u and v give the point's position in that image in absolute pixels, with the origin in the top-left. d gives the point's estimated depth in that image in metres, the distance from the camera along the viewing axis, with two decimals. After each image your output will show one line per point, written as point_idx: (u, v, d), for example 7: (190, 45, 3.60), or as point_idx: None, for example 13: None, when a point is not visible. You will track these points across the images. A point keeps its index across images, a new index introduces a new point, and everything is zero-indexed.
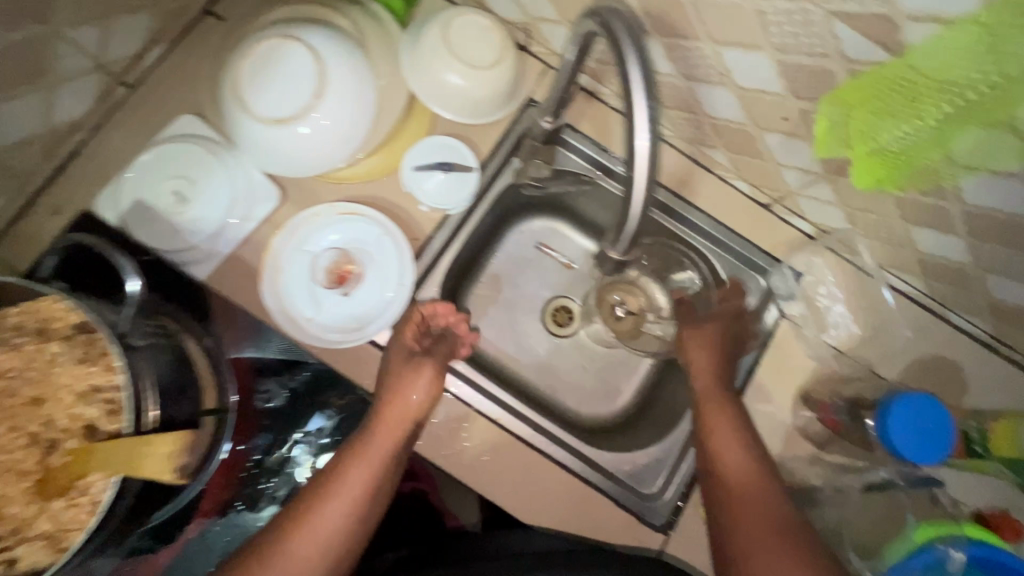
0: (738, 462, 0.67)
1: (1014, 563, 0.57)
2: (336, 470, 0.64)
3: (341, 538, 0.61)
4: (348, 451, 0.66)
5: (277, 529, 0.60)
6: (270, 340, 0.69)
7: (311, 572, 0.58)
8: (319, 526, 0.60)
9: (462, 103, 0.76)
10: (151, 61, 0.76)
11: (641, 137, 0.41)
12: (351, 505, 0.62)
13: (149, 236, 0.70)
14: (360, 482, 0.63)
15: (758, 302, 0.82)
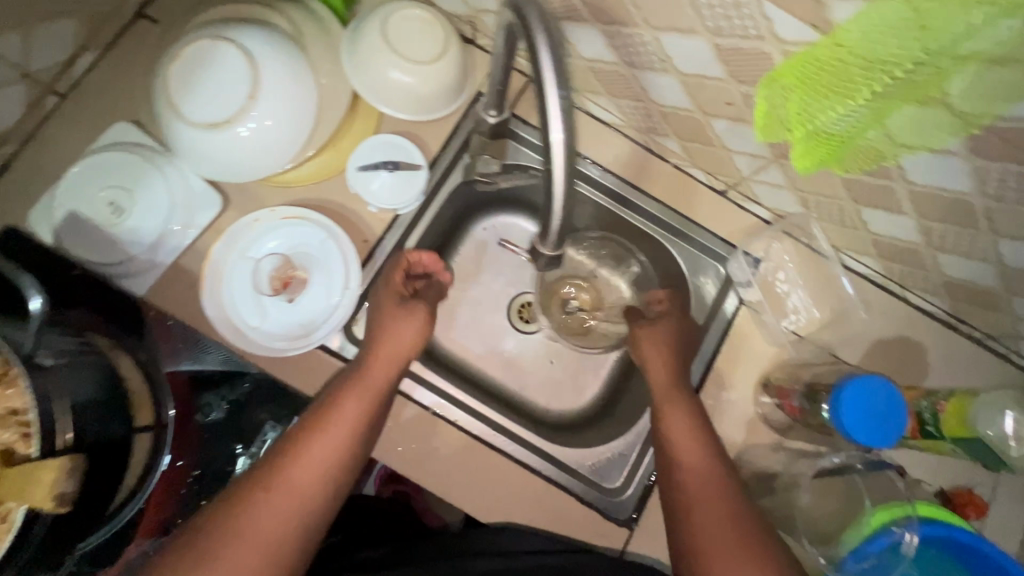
0: (697, 459, 0.67)
1: (968, 540, 0.59)
2: (330, 404, 0.62)
3: (339, 469, 0.60)
4: (341, 385, 0.64)
5: (271, 463, 0.58)
6: (208, 350, 0.67)
7: (309, 496, 0.57)
8: (316, 459, 0.59)
9: (406, 100, 0.74)
10: (82, 68, 0.73)
11: (556, 131, 0.41)
12: (348, 436, 0.61)
13: (85, 249, 0.67)
14: (356, 413, 0.62)
15: (720, 288, 0.82)
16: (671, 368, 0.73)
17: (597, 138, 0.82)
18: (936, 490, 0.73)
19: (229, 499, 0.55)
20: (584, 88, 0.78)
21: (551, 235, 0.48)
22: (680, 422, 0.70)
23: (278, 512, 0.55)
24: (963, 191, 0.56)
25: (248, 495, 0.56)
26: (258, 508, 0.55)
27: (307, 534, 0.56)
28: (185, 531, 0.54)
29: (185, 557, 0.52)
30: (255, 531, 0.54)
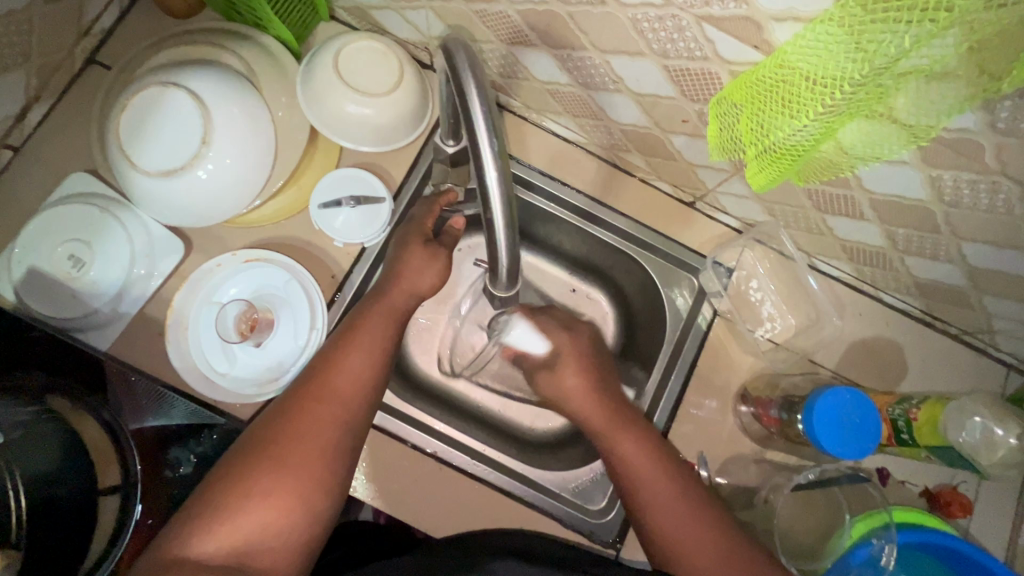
0: (680, 502, 0.64)
1: (948, 542, 0.61)
2: (357, 320, 0.65)
3: (376, 376, 0.63)
4: (365, 304, 0.67)
5: (316, 373, 0.61)
6: (173, 405, 0.63)
7: (351, 405, 0.60)
8: (353, 368, 0.62)
9: (365, 131, 0.73)
10: (35, 119, 0.72)
11: (491, 171, 0.41)
12: (380, 346, 0.64)
13: (47, 305, 0.66)
14: (383, 325, 0.65)
15: (693, 299, 0.81)
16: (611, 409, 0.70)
17: (561, 156, 0.82)
18: (922, 490, 0.72)
19: (282, 408, 0.59)
20: (544, 108, 0.78)
21: (502, 277, 0.48)
22: (639, 464, 0.66)
23: (329, 415, 0.59)
24: (921, 198, 0.56)
25: (298, 406, 0.59)
26: (312, 412, 0.58)
27: (357, 434, 0.60)
28: (243, 441, 0.57)
29: (251, 460, 0.55)
30: (311, 432, 0.57)
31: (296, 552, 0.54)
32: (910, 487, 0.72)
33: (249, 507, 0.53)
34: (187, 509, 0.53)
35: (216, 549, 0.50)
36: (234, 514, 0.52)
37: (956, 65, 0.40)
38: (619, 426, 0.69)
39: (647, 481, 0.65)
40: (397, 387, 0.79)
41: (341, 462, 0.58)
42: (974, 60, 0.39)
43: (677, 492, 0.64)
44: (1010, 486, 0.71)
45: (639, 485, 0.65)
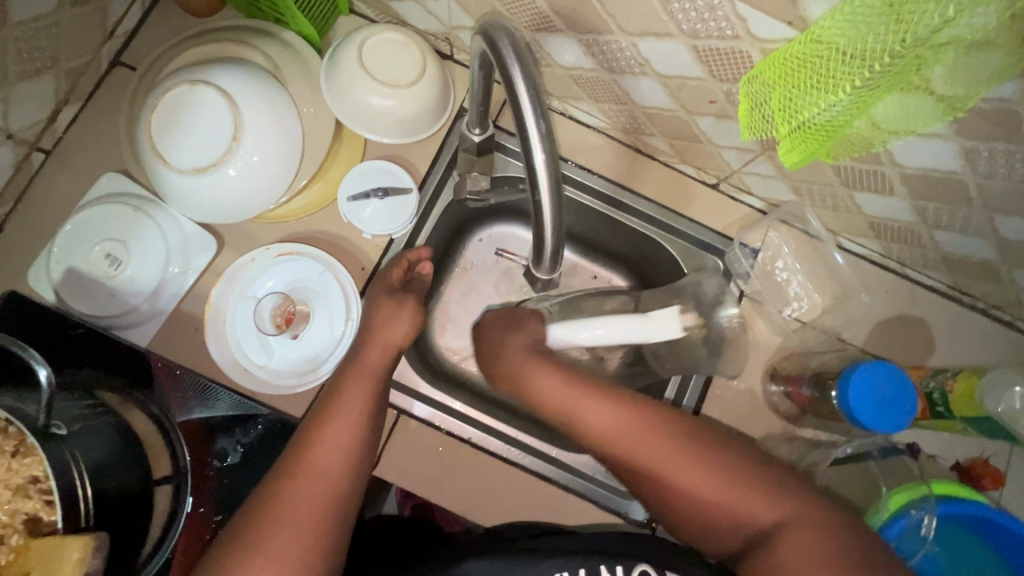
0: (627, 423, 0.63)
1: (983, 512, 0.64)
2: (336, 392, 0.63)
3: (358, 447, 0.61)
4: (341, 376, 0.64)
5: (292, 453, 0.59)
6: (217, 398, 0.68)
7: (332, 483, 0.58)
8: (330, 449, 0.59)
9: (390, 123, 0.74)
10: (65, 122, 0.73)
11: (538, 153, 0.42)
12: (359, 415, 0.62)
13: (88, 305, 0.68)
14: (363, 396, 0.63)
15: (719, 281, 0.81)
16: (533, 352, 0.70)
17: (583, 143, 0.82)
18: (952, 464, 0.73)
19: (260, 496, 0.57)
20: (566, 95, 0.78)
21: (545, 260, 0.50)
22: (573, 400, 0.65)
23: (310, 494, 0.57)
24: (955, 171, 0.56)
25: (277, 492, 0.57)
26: (291, 495, 0.56)
27: (340, 507, 0.58)
28: (227, 534, 0.56)
29: (231, 554, 0.53)
30: (287, 516, 0.55)
31: None
32: (940, 461, 0.73)
33: None
34: None
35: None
36: None
37: (997, 34, 0.40)
38: (538, 362, 0.69)
39: (585, 414, 0.65)
40: (428, 376, 0.81)
41: (325, 543, 0.55)
42: (1015, 29, 0.39)
43: (623, 415, 0.64)
44: None
45: (580, 424, 0.65)
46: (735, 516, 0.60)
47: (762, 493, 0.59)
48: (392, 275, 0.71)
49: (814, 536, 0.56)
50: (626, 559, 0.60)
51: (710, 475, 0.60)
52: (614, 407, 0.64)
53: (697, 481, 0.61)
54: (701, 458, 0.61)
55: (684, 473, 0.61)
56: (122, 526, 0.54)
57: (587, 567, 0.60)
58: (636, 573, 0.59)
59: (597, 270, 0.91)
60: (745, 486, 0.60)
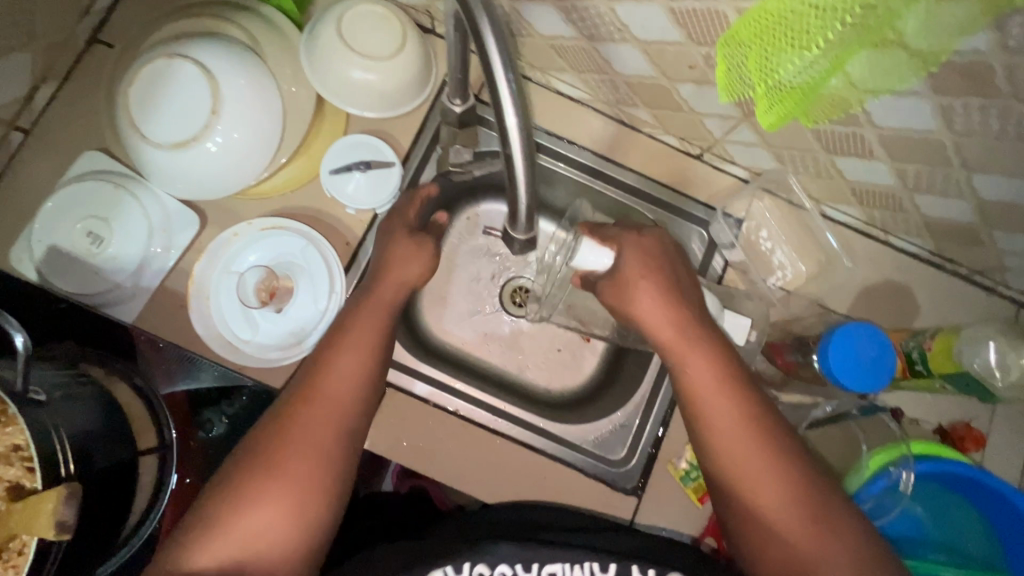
0: (749, 443, 0.59)
1: (969, 473, 0.65)
2: (346, 325, 0.63)
3: (367, 381, 0.61)
4: (354, 305, 0.65)
5: (305, 378, 0.60)
6: (201, 370, 0.69)
7: (345, 409, 0.59)
8: (337, 382, 0.59)
9: (372, 97, 0.73)
10: (43, 101, 0.72)
11: (510, 115, 0.42)
12: (368, 350, 0.62)
13: (71, 283, 0.68)
14: (370, 330, 0.63)
15: (704, 252, 0.83)
16: (685, 338, 0.63)
17: (566, 116, 0.82)
18: (936, 427, 0.74)
19: (276, 414, 0.58)
20: (548, 66, 0.78)
21: (521, 220, 0.50)
22: (710, 403, 0.61)
23: (323, 418, 0.58)
24: (932, 130, 0.56)
25: (292, 414, 0.58)
26: (303, 420, 0.57)
27: (349, 440, 0.59)
28: (241, 449, 0.58)
29: (247, 468, 0.55)
30: (298, 444, 0.56)
31: (296, 565, 0.54)
32: (923, 424, 0.74)
33: (247, 518, 0.53)
34: (194, 514, 0.55)
35: (215, 560, 0.52)
36: (236, 518, 0.53)
37: None
38: (692, 361, 0.62)
39: (714, 422, 0.60)
40: (416, 351, 0.81)
41: (336, 468, 0.57)
42: None
43: (748, 433, 0.59)
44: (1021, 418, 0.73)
45: (704, 420, 0.61)
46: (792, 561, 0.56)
47: (844, 553, 0.55)
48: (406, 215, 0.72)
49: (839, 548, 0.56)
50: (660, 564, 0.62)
51: (801, 521, 0.57)
52: (741, 419, 0.60)
53: (786, 522, 0.57)
54: (803, 496, 0.58)
55: (776, 508, 0.58)
56: (105, 496, 0.55)
57: (619, 564, 0.61)
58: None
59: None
60: (830, 541, 0.56)
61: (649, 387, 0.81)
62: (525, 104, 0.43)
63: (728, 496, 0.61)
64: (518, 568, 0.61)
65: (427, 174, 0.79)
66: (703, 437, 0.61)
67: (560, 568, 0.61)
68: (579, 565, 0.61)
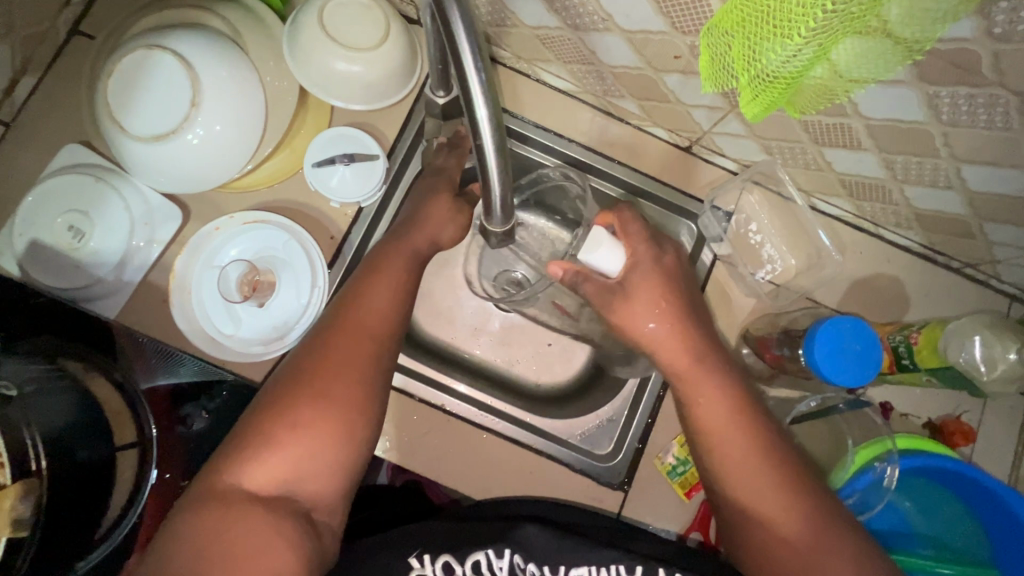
0: (748, 451, 0.60)
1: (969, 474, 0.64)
2: (377, 259, 0.65)
3: (402, 311, 0.62)
4: (387, 243, 0.66)
5: (341, 310, 0.61)
6: (181, 364, 0.68)
7: (384, 338, 0.60)
8: (373, 312, 0.61)
9: (355, 89, 0.72)
10: (23, 93, 0.71)
11: (481, 107, 0.41)
12: (402, 281, 0.63)
13: (52, 278, 0.67)
14: (401, 264, 0.64)
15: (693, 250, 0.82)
16: (686, 351, 0.64)
17: (554, 107, 0.81)
18: (925, 422, 0.73)
19: (314, 343, 0.59)
20: (534, 57, 0.77)
21: (496, 212, 0.50)
22: (713, 409, 0.62)
23: (364, 345, 0.59)
24: (920, 120, 0.55)
25: (331, 341, 0.58)
26: (344, 346, 0.58)
27: (388, 364, 0.60)
28: (278, 377, 0.58)
29: (289, 392, 0.55)
30: (340, 368, 0.57)
31: (342, 486, 0.55)
32: (913, 419, 0.73)
33: (295, 440, 0.53)
34: (233, 440, 0.54)
35: (266, 478, 0.52)
36: (283, 441, 0.53)
37: None
38: (693, 375, 0.63)
39: (718, 431, 0.61)
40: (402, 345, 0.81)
41: (379, 392, 0.58)
42: None
43: (748, 439, 0.60)
44: (1010, 411, 0.72)
45: (706, 428, 0.62)
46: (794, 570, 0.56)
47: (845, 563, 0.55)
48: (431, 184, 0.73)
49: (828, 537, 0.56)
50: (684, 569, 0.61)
51: (802, 528, 0.57)
52: (737, 411, 0.62)
53: (789, 530, 0.57)
54: (803, 505, 0.58)
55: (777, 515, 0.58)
56: (80, 493, 0.54)
57: (645, 567, 0.61)
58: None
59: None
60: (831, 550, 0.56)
61: (636, 381, 0.81)
62: (495, 94, 0.42)
63: (728, 502, 0.61)
64: (546, 569, 0.61)
65: (412, 167, 0.78)
66: (707, 438, 0.62)
67: (588, 571, 0.61)
68: (606, 570, 0.61)
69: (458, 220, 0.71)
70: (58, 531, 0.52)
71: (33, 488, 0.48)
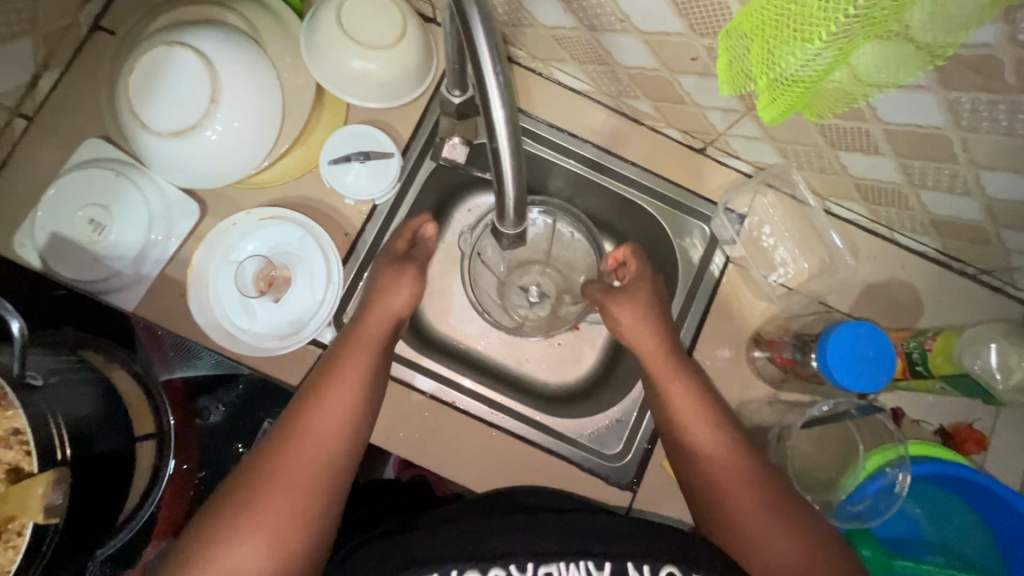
0: (709, 433, 0.67)
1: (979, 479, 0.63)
2: (338, 357, 0.64)
3: (356, 418, 0.61)
4: (343, 342, 0.66)
5: (290, 416, 0.60)
6: (200, 357, 0.70)
7: (332, 447, 0.58)
8: (335, 411, 0.60)
9: (371, 87, 0.73)
10: (46, 88, 0.72)
11: (497, 108, 0.41)
12: (358, 382, 0.62)
13: (73, 270, 0.68)
14: (367, 359, 0.64)
15: (686, 293, 0.81)
16: (663, 352, 0.72)
17: (568, 107, 0.81)
18: (936, 428, 0.73)
19: (259, 454, 0.57)
20: (549, 57, 0.77)
21: (509, 214, 0.50)
22: (681, 398, 0.69)
23: (309, 452, 0.57)
24: (938, 125, 0.54)
25: (275, 450, 0.57)
26: (289, 455, 0.57)
27: (337, 473, 0.58)
28: (219, 493, 0.57)
29: (225, 510, 0.54)
30: (296, 471, 0.56)
31: None
32: (925, 426, 0.73)
33: (224, 563, 0.51)
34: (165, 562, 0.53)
35: None
36: (212, 564, 0.51)
37: None
38: (666, 370, 0.71)
39: (685, 416, 0.68)
40: (414, 342, 0.81)
41: (323, 504, 0.56)
42: None
43: (720, 446, 0.66)
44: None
45: (680, 423, 0.69)
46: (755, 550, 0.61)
47: (791, 533, 0.60)
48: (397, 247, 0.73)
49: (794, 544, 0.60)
50: (653, 559, 0.54)
51: (755, 503, 0.62)
52: (713, 421, 0.68)
53: (742, 504, 0.62)
54: (758, 491, 0.63)
55: (733, 491, 0.63)
56: (100, 482, 0.55)
57: (614, 564, 0.54)
58: (663, 574, 0.54)
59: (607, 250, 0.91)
60: (780, 522, 0.61)
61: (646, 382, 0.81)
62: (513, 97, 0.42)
63: (720, 488, 0.64)
64: None
65: (401, 211, 0.78)
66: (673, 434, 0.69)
67: None
68: (574, 565, 0.54)
69: (411, 286, 0.70)
70: (80, 520, 0.53)
71: (66, 476, 0.49)
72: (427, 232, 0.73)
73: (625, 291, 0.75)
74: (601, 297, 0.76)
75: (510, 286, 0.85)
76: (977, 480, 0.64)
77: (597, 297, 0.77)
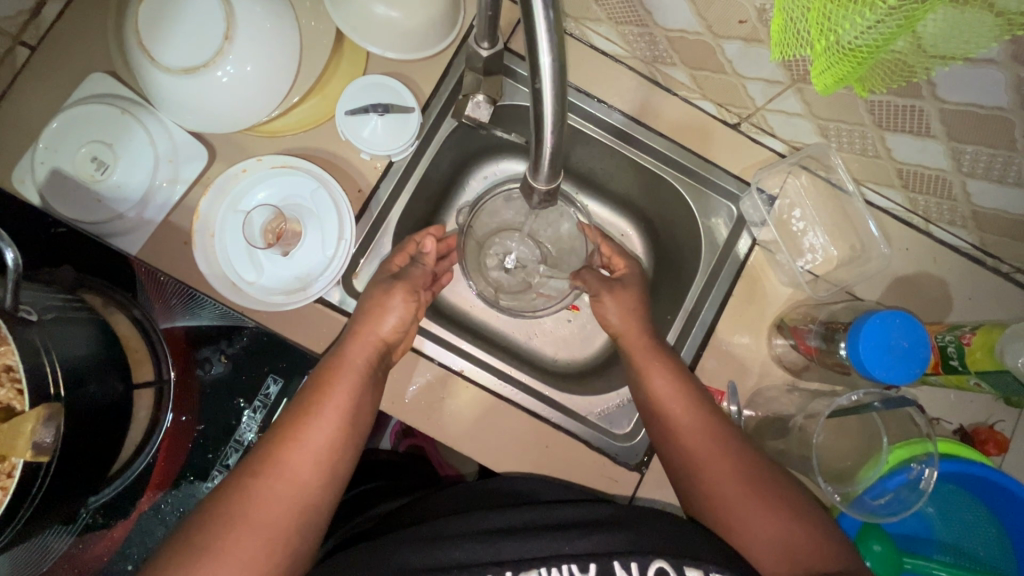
0: (689, 413, 0.66)
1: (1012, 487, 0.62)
2: (321, 382, 0.62)
3: (341, 449, 0.58)
4: (327, 369, 0.63)
5: (270, 445, 0.57)
6: (203, 306, 0.68)
7: (313, 476, 0.56)
8: (311, 448, 0.57)
9: (392, 36, 0.69)
10: (49, 16, 0.68)
11: (544, 54, 0.38)
12: (344, 410, 0.60)
13: (73, 210, 0.65)
14: (347, 392, 0.61)
15: (683, 323, 0.79)
16: (646, 340, 0.71)
17: (598, 72, 0.77)
18: (956, 428, 0.71)
19: (229, 484, 0.54)
20: (584, 15, 0.73)
21: (543, 168, 0.47)
22: (661, 381, 0.68)
23: (284, 484, 0.54)
24: (1002, 106, 0.51)
25: (248, 479, 0.54)
26: (261, 487, 0.54)
27: (315, 498, 0.56)
28: (183, 525, 0.53)
29: (189, 546, 0.50)
30: (267, 512, 0.53)
31: None
32: (944, 423, 0.71)
33: None
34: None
35: None
36: None
37: None
38: (645, 352, 0.70)
39: (668, 399, 0.67)
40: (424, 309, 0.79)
41: (301, 531, 0.54)
42: None
43: (711, 438, 0.64)
44: None
45: (671, 411, 0.66)
46: (744, 537, 0.60)
47: (769, 509, 0.60)
48: (393, 264, 0.72)
49: (784, 539, 0.58)
50: (641, 555, 0.53)
51: (731, 472, 0.62)
52: (703, 413, 0.66)
53: (725, 490, 0.62)
54: (746, 487, 0.61)
55: (708, 463, 0.63)
56: (93, 428, 0.53)
57: (599, 564, 0.53)
58: (651, 569, 0.53)
59: (625, 228, 0.90)
60: (765, 505, 0.60)
61: None
62: (563, 53, 0.39)
63: (735, 476, 0.62)
64: None
65: (392, 219, 0.74)
66: (660, 424, 0.68)
67: None
68: (556, 570, 0.53)
69: (413, 310, 0.69)
70: (70, 466, 0.51)
71: (56, 415, 0.46)
72: (426, 248, 0.74)
73: (621, 284, 0.76)
74: (597, 288, 0.76)
75: (485, 249, 0.86)
76: (1002, 482, 0.63)
77: (592, 287, 0.77)
